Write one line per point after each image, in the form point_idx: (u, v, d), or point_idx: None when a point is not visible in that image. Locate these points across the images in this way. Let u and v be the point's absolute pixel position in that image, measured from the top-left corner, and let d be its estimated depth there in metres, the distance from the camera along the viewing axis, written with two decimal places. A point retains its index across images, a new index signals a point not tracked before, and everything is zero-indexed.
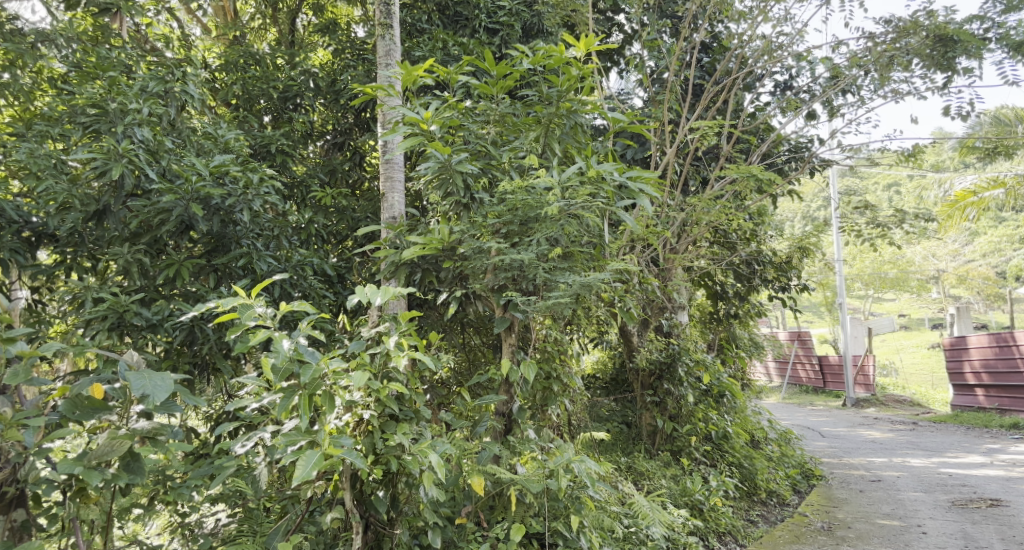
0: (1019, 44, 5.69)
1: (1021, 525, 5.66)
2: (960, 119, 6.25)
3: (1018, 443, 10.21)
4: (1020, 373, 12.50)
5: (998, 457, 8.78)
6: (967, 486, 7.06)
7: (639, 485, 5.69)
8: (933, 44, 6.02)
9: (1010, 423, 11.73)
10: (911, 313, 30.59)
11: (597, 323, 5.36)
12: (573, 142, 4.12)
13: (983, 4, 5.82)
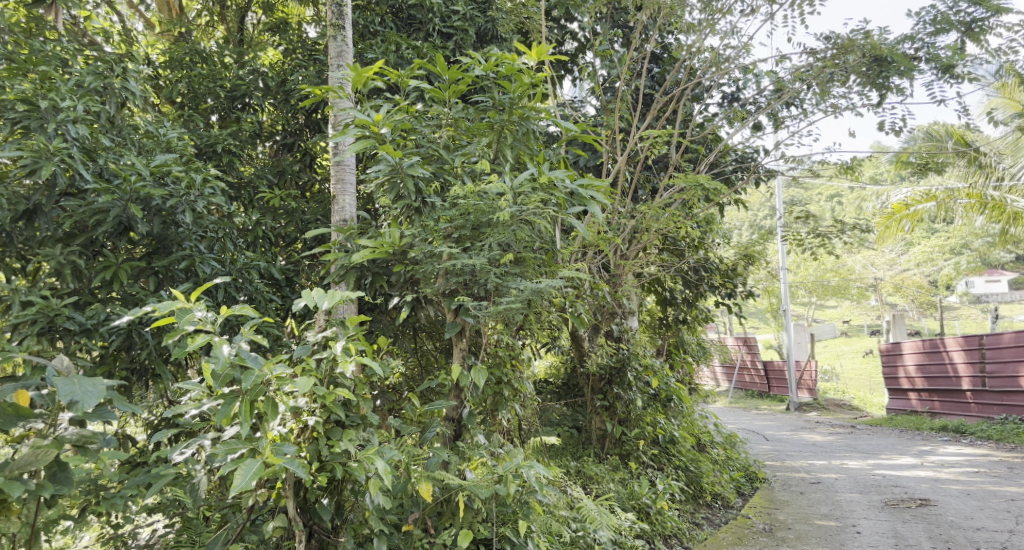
0: (948, 67, 5.91)
1: (948, 523, 5.87)
2: (893, 135, 6.46)
3: (947, 445, 10.60)
4: (948, 378, 12.98)
5: (931, 459, 9.09)
6: (900, 487, 7.30)
7: (587, 489, 5.73)
8: (868, 62, 6.21)
9: (941, 426, 12.19)
10: (852, 319, 31.54)
11: (549, 328, 5.40)
12: (525, 147, 4.14)
13: (915, 25, 6.02)
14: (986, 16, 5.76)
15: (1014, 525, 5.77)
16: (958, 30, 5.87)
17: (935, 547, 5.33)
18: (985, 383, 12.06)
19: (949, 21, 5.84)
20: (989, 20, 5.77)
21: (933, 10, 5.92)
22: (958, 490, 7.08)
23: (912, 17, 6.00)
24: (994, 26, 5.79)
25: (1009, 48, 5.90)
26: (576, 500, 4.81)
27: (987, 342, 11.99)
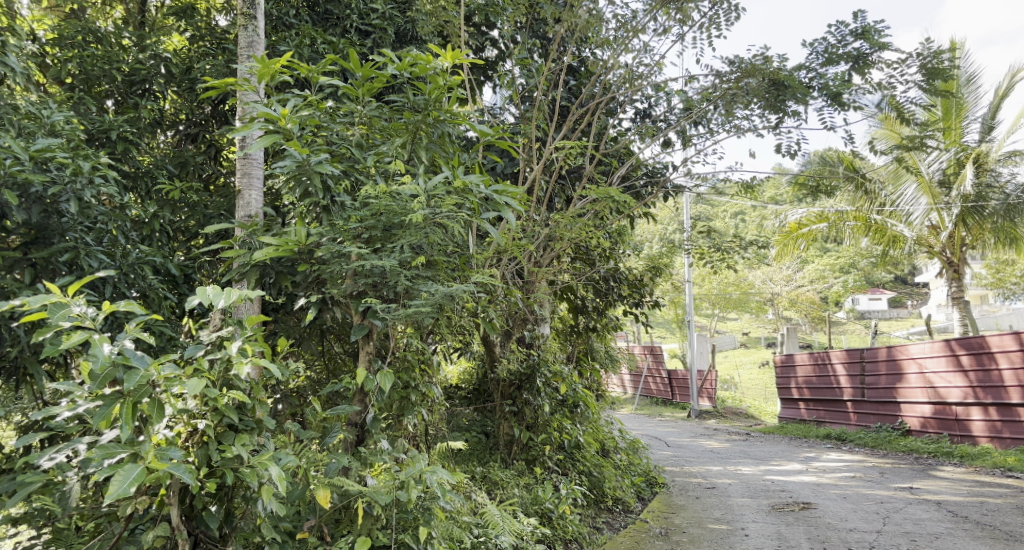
0: (836, 95, 6.17)
1: (826, 525, 6.16)
2: (789, 157, 6.73)
3: (830, 451, 11.17)
4: (834, 389, 13.67)
5: (815, 465, 9.54)
6: (786, 491, 7.61)
7: (492, 495, 5.71)
8: (768, 87, 6.46)
9: (826, 434, 12.81)
10: (751, 331, 32.86)
11: (460, 334, 5.38)
12: (441, 150, 4.10)
13: (807, 55, 6.29)
14: (871, 51, 6.06)
15: (882, 526, 6.09)
16: (846, 62, 6.15)
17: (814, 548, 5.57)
18: (864, 394, 12.73)
19: (839, 53, 6.12)
20: (873, 55, 6.07)
21: (824, 41, 6.18)
22: (837, 494, 7.45)
23: (806, 47, 6.23)
24: (878, 61, 6.10)
25: (889, 83, 6.25)
26: (479, 506, 4.81)
27: (869, 356, 12.69)
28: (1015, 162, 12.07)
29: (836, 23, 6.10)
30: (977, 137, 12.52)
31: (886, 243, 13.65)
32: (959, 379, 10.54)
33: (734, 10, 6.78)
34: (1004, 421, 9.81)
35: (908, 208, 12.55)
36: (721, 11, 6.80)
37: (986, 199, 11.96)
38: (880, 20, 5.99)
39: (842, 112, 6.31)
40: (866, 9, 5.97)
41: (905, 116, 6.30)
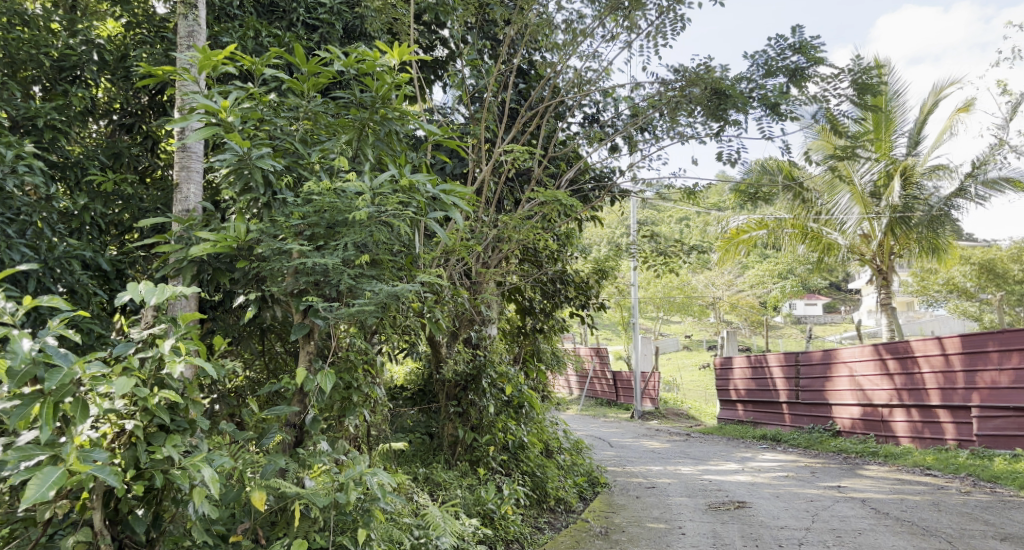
0: (774, 106, 6.33)
1: (760, 523, 6.29)
2: (730, 165, 6.86)
3: (765, 452, 11.42)
4: (771, 391, 14.03)
5: (751, 465, 9.75)
6: (723, 491, 7.76)
7: (433, 496, 5.65)
8: (710, 95, 6.56)
9: (762, 435, 13.10)
10: (693, 335, 33.48)
11: (406, 335, 5.33)
12: (387, 148, 4.06)
13: (750, 67, 6.44)
14: (807, 65, 6.25)
15: (811, 523, 6.26)
16: (784, 75, 6.32)
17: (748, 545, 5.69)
18: (799, 396, 13.09)
19: (778, 65, 6.30)
20: (809, 69, 6.27)
21: (765, 54, 6.36)
22: (771, 493, 7.62)
23: (747, 59, 6.42)
24: (813, 76, 6.30)
25: (824, 96, 6.42)
26: (420, 507, 4.78)
27: (804, 359, 13.03)
28: (939, 176, 12.62)
29: (775, 37, 6.27)
30: (904, 151, 13.09)
31: (822, 251, 14.04)
32: (886, 382, 10.96)
33: (680, 19, 6.89)
34: (925, 422, 10.22)
35: (843, 217, 13.05)
36: (667, 20, 6.90)
37: (912, 210, 12.61)
38: (816, 36, 6.18)
39: (780, 122, 6.49)
40: (804, 24, 6.14)
41: (839, 127, 6.47)
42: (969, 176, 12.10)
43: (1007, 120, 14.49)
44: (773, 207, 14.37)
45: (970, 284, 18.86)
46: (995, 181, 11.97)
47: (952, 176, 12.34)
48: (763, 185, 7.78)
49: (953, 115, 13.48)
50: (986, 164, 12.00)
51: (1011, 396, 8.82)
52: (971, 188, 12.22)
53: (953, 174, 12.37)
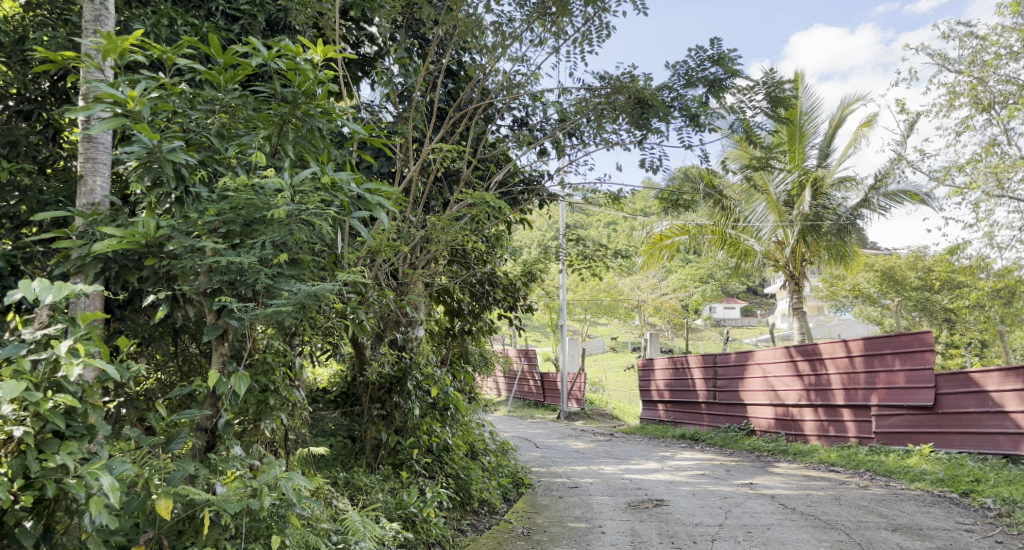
0: (694, 116, 6.50)
1: (677, 521, 6.41)
2: (652, 172, 6.97)
3: (684, 451, 11.67)
4: (690, 392, 14.38)
5: (670, 464, 9.96)
6: (643, 489, 7.88)
7: (354, 501, 5.52)
8: (634, 104, 6.66)
9: (681, 434, 13.40)
10: (619, 337, 34.07)
11: (329, 336, 5.22)
12: (310, 145, 3.95)
13: (671, 76, 6.56)
14: (725, 77, 6.42)
15: (724, 519, 6.41)
16: (703, 86, 6.48)
17: (666, 543, 5.79)
18: (717, 396, 13.45)
19: (697, 76, 6.44)
20: (727, 81, 6.43)
21: (685, 64, 6.48)
22: (688, 491, 7.78)
23: (669, 68, 6.53)
24: (731, 87, 6.47)
25: (740, 108, 6.61)
26: (339, 512, 4.70)
27: (721, 361, 13.42)
28: (846, 188, 13.44)
29: (695, 48, 6.38)
30: (813, 162, 13.62)
31: (739, 256, 14.47)
32: (797, 383, 11.37)
33: (606, 27, 6.96)
34: (831, 421, 10.64)
35: (759, 223, 13.43)
36: (594, 27, 6.96)
37: (822, 219, 13.17)
38: (734, 49, 6.34)
39: (698, 132, 6.66)
40: (722, 37, 6.29)
41: (754, 136, 6.67)
42: (872, 188, 13.12)
43: (904, 137, 15.23)
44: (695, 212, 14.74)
45: (872, 290, 19.77)
46: (894, 193, 13.08)
47: (858, 189, 13.31)
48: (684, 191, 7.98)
49: (857, 129, 14.10)
50: (886, 178, 13.15)
51: (908, 395, 9.32)
52: (873, 199, 13.19)
53: (858, 187, 13.31)
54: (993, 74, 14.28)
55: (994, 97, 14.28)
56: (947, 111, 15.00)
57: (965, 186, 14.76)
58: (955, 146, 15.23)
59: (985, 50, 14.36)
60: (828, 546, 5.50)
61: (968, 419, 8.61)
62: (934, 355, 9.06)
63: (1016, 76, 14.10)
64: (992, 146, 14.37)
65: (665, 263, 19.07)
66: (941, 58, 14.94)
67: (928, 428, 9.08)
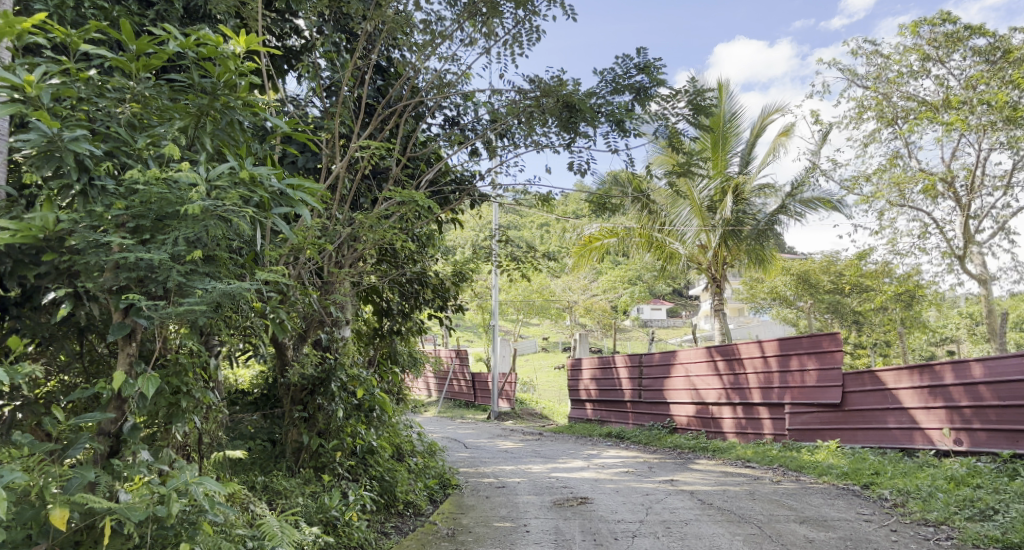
0: (620, 122, 6.58)
1: (601, 519, 6.47)
2: (579, 175, 7.02)
3: (610, 449, 11.81)
4: (616, 391, 14.58)
5: (597, 462, 10.05)
6: (568, 488, 7.93)
7: (272, 505, 5.36)
8: (562, 108, 6.69)
9: (607, 433, 13.54)
10: (550, 337, 34.37)
11: (249, 336, 5.06)
12: (229, 138, 3.80)
13: (598, 83, 6.61)
14: (650, 85, 6.51)
15: (644, 516, 6.48)
16: (629, 93, 6.58)
17: (588, 540, 5.84)
18: (642, 395, 13.66)
19: (624, 83, 6.53)
20: (652, 89, 6.54)
21: (613, 71, 6.56)
22: (612, 488, 7.85)
23: (597, 75, 6.59)
24: (655, 95, 6.58)
25: (664, 115, 6.74)
26: (257, 517, 4.55)
27: (646, 361, 13.63)
28: (766, 195, 13.89)
29: (622, 55, 6.48)
30: (735, 169, 13.99)
31: (664, 259, 14.73)
32: (717, 383, 11.64)
33: (536, 31, 6.98)
34: (748, 419, 10.92)
35: (683, 227, 13.71)
36: (524, 30, 6.96)
37: (742, 224, 13.58)
38: (660, 58, 6.43)
39: (624, 138, 6.76)
40: (647, 46, 6.37)
41: (680, 143, 6.84)
42: (789, 196, 13.62)
43: (818, 146, 15.79)
44: (624, 215, 14.98)
45: (789, 293, 20.43)
46: (809, 200, 13.62)
47: (776, 195, 13.78)
48: (609, 194, 8.12)
49: (776, 138, 14.54)
50: (801, 186, 13.69)
51: (818, 394, 9.67)
52: (791, 206, 13.69)
53: (776, 194, 13.78)
54: (896, 90, 14.96)
55: (897, 112, 14.97)
56: (855, 124, 15.64)
57: (871, 196, 15.41)
58: (864, 158, 15.89)
59: (889, 67, 15.01)
60: (742, 540, 5.63)
61: (871, 416, 8.96)
62: (842, 356, 9.38)
63: (917, 93, 14.82)
64: (895, 158, 15.03)
65: (593, 265, 19.29)
66: (850, 73, 15.57)
67: (837, 425, 9.44)
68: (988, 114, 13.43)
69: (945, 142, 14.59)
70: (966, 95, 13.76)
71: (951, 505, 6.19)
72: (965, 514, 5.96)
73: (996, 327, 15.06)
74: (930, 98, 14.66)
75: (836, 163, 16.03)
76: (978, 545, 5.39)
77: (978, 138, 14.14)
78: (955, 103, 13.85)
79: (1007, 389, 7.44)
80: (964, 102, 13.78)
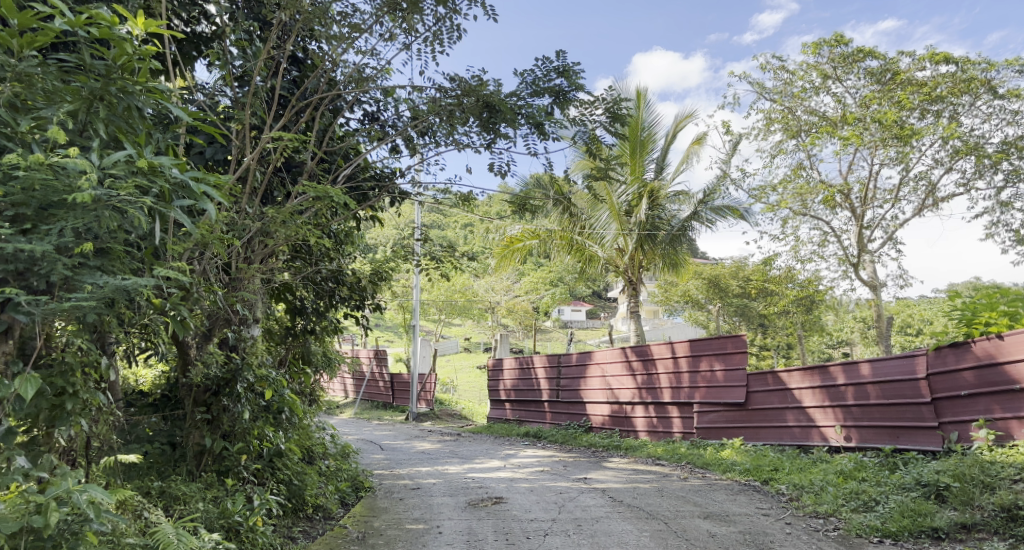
0: (539, 125, 6.58)
1: (514, 519, 6.44)
2: (499, 176, 6.99)
3: (527, 448, 11.83)
4: (534, 391, 14.66)
5: (513, 462, 10.02)
6: (483, 488, 7.87)
7: (169, 512, 5.11)
8: (482, 108, 6.64)
9: (525, 432, 13.56)
10: (471, 338, 34.31)
11: (147, 334, 4.79)
12: (126, 126, 3.54)
13: (519, 84, 6.60)
14: (569, 89, 6.53)
15: (557, 514, 6.49)
16: (549, 96, 6.58)
17: (500, 540, 5.80)
18: (559, 395, 13.75)
19: (544, 86, 6.53)
20: (571, 93, 6.56)
21: (533, 73, 6.56)
22: (526, 487, 7.84)
23: (518, 76, 6.57)
24: (574, 99, 6.61)
25: (582, 121, 6.78)
26: (151, 525, 4.31)
27: (564, 361, 13.71)
28: (680, 201, 14.23)
29: (542, 58, 6.48)
30: (652, 175, 14.22)
31: (584, 261, 14.88)
32: (630, 382, 11.83)
33: (457, 29, 6.90)
34: (659, 418, 11.13)
35: (602, 231, 13.86)
36: (444, 28, 6.88)
37: (658, 229, 13.71)
38: (579, 63, 6.46)
39: (543, 140, 6.78)
40: (567, 50, 6.39)
41: (598, 148, 6.92)
42: (701, 202, 14.02)
43: (728, 156, 16.25)
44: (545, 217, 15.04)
45: (701, 296, 20.96)
46: (720, 208, 14.12)
47: (690, 202, 14.18)
48: (526, 195, 8.12)
49: (689, 146, 14.86)
50: (714, 194, 14.08)
51: (724, 393, 9.93)
52: (703, 213, 14.15)
53: (690, 201, 14.19)
54: (800, 105, 15.51)
55: (801, 125, 15.51)
56: (763, 135, 16.13)
57: (776, 205, 15.93)
58: (771, 168, 16.39)
59: (794, 83, 15.56)
60: (649, 537, 5.69)
61: (772, 414, 9.26)
62: (746, 356, 9.71)
63: (819, 108, 15.40)
64: (799, 169, 15.58)
65: (513, 267, 19.31)
66: (758, 86, 16.06)
67: (740, 423, 9.70)
68: (879, 132, 14.09)
69: (843, 156, 15.21)
70: (861, 113, 14.39)
71: (839, 498, 6.44)
72: (851, 506, 6.20)
73: (885, 331, 15.81)
74: (830, 114, 15.26)
75: (745, 172, 16.51)
76: (861, 535, 5.62)
77: (870, 153, 14.81)
78: (851, 120, 14.46)
79: (891, 389, 7.79)
80: (859, 119, 14.41)
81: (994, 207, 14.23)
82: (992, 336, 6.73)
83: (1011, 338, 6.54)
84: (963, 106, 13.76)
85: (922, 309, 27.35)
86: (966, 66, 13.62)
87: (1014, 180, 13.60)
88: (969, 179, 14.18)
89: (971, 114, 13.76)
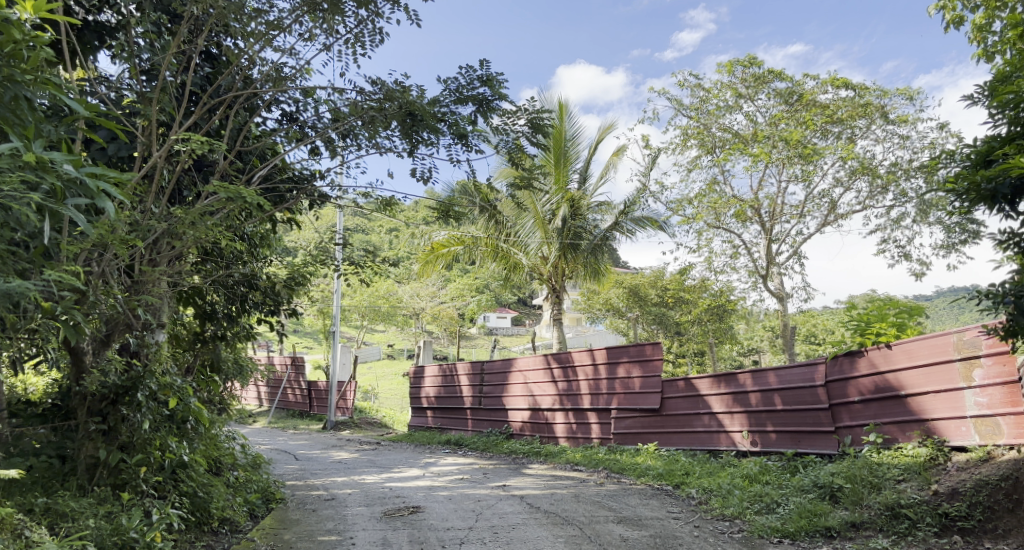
0: (462, 133, 6.54)
1: (430, 528, 6.35)
2: (422, 182, 6.92)
3: (447, 456, 11.71)
4: (456, 398, 14.55)
5: (432, 470, 9.90)
6: (400, 497, 7.73)
7: (55, 530, 4.82)
8: (404, 115, 6.56)
9: (445, 441, 13.44)
10: (394, 345, 33.89)
11: (34, 340, 4.51)
12: (13, 117, 3.24)
13: (442, 91, 6.54)
14: (493, 98, 6.51)
15: (474, 522, 6.43)
16: (472, 104, 6.55)
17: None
18: (481, 403, 13.69)
19: (467, 94, 6.50)
20: (495, 102, 6.54)
21: (456, 81, 6.52)
22: (444, 496, 7.74)
23: (441, 83, 6.52)
24: (497, 108, 6.59)
25: (505, 130, 6.77)
26: (32, 544, 4.03)
27: (487, 368, 13.67)
28: (601, 211, 14.39)
29: (466, 66, 6.44)
30: (574, 185, 14.36)
31: (508, 269, 14.88)
32: (550, 389, 11.88)
33: (379, 32, 6.80)
34: (578, 424, 11.20)
35: (526, 239, 13.91)
36: (366, 30, 6.76)
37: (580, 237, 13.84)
38: (501, 73, 6.45)
39: (465, 149, 6.75)
40: (489, 60, 6.37)
41: (521, 157, 6.91)
42: (623, 213, 14.13)
43: (646, 169, 16.54)
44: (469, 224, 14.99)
45: (621, 305, 21.25)
46: (639, 219, 14.18)
47: (611, 213, 14.32)
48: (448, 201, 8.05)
49: (610, 158, 15.05)
50: (633, 205, 14.16)
51: (641, 400, 10.07)
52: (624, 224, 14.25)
53: (612, 212, 14.32)
54: (715, 122, 15.93)
55: (716, 142, 15.93)
56: (680, 150, 16.47)
57: (691, 218, 16.30)
58: (688, 181, 16.71)
59: (709, 100, 15.96)
60: (563, 542, 5.68)
61: (684, 419, 9.44)
62: (662, 363, 9.90)
63: (732, 126, 15.82)
64: (714, 184, 15.98)
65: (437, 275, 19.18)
66: (676, 103, 16.43)
67: (654, 429, 9.85)
68: (786, 150, 14.51)
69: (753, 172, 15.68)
70: (769, 131, 14.74)
71: (744, 500, 6.59)
72: (756, 508, 6.36)
73: (791, 341, 16.34)
74: (742, 131, 15.68)
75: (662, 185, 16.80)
76: (763, 535, 5.75)
77: (778, 171, 15.28)
78: (761, 137, 14.93)
79: (794, 396, 8.05)
80: (768, 138, 14.74)
81: (888, 225, 14.92)
82: (883, 345, 7.08)
83: (900, 348, 6.88)
84: (859, 129, 14.44)
85: (827, 321, 28.41)
86: (863, 92, 14.31)
87: (904, 201, 14.31)
88: (866, 198, 14.82)
89: (866, 137, 14.43)
